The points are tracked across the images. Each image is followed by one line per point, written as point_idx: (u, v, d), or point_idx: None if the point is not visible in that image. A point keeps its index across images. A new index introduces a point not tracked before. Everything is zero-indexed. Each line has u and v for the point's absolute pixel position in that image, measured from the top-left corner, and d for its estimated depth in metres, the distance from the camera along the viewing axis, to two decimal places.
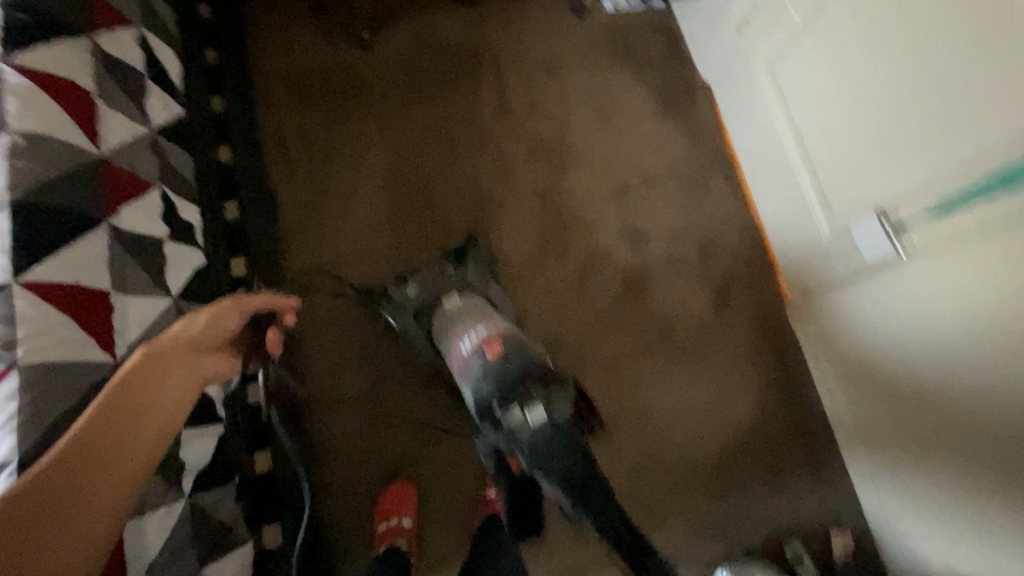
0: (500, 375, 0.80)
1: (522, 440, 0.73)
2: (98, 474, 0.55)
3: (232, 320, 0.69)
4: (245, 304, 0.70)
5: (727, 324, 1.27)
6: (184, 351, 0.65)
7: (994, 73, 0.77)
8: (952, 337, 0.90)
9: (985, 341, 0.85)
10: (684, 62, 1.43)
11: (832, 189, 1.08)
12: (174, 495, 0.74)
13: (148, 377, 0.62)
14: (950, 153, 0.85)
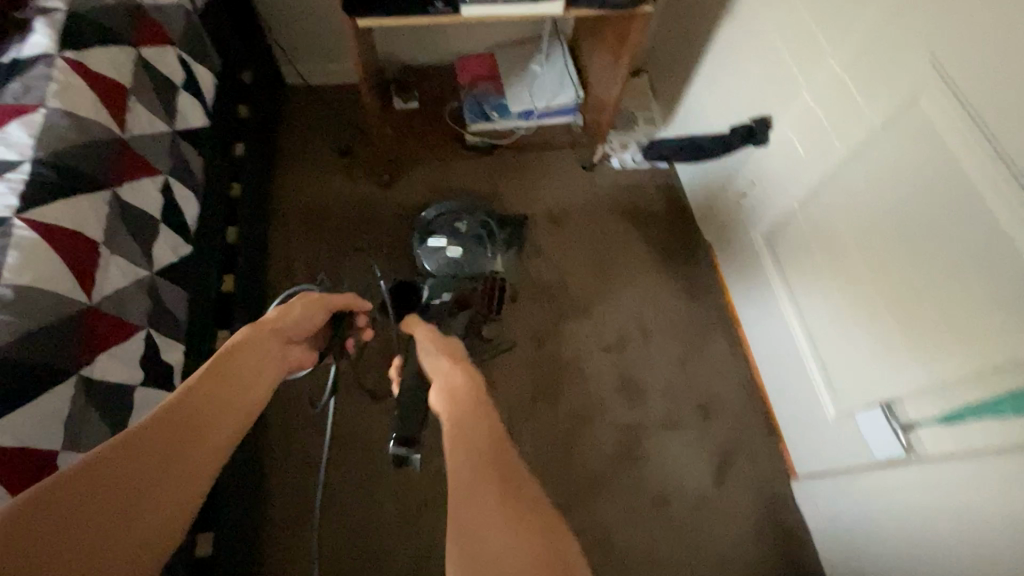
0: (454, 217, 1.34)
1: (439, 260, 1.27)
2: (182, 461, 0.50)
3: (320, 312, 0.75)
4: (329, 298, 0.76)
5: (726, 500, 1.17)
6: (273, 342, 0.68)
7: (986, 288, 0.76)
8: (968, 564, 0.81)
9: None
10: (688, 221, 1.48)
11: (834, 371, 1.05)
12: None
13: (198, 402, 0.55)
14: (947, 360, 0.82)
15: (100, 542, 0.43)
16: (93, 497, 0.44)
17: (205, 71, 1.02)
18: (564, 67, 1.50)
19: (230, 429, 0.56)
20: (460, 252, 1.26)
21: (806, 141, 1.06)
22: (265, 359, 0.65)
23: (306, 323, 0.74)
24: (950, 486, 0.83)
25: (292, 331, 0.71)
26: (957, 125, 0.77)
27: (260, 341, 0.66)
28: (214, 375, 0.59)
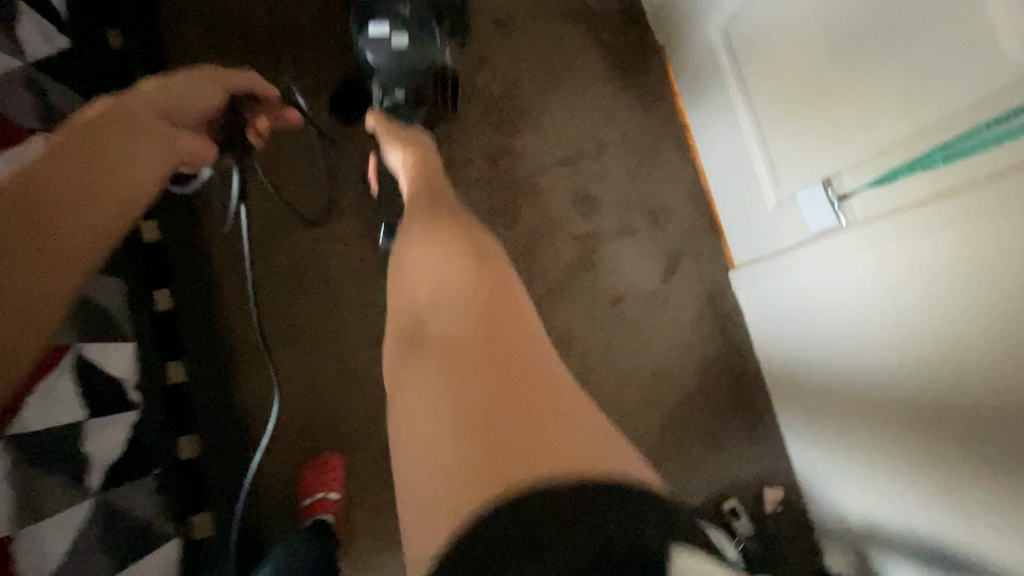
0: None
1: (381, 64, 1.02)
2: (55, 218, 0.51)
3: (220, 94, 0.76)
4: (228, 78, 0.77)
5: (674, 294, 1.28)
6: (148, 110, 0.65)
7: (942, 46, 0.77)
8: (881, 310, 0.93)
9: (914, 312, 0.88)
10: (640, 23, 1.38)
11: (781, 162, 1.09)
12: (82, 491, 0.66)
13: (78, 144, 0.55)
14: (894, 130, 0.87)
15: (3, 291, 0.46)
16: (15, 217, 0.48)
17: None
18: None
19: (83, 226, 0.53)
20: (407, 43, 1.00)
21: None
22: (148, 121, 0.64)
23: (193, 105, 0.72)
24: (871, 247, 0.92)
25: (178, 107, 0.70)
26: None
27: (153, 100, 0.67)
28: (127, 114, 0.62)
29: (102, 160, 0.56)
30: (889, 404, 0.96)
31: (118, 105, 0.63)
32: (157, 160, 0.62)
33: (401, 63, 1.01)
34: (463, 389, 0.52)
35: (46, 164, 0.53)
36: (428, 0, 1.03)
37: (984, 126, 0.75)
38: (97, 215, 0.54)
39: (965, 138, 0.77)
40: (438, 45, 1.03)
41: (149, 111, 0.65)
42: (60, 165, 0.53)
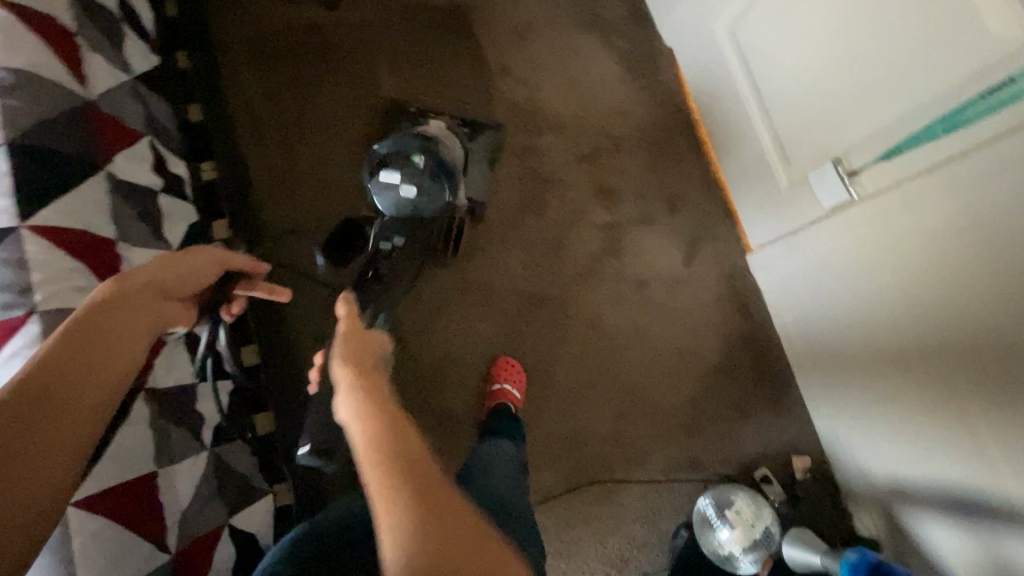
0: (408, 147, 1.07)
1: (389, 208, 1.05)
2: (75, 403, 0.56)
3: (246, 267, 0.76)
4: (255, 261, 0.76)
5: (694, 278, 1.36)
6: (185, 281, 0.70)
7: (930, 29, 0.87)
8: (900, 274, 1.01)
9: (932, 272, 0.96)
10: (649, 28, 1.49)
11: (790, 146, 1.18)
12: (200, 445, 0.78)
13: (105, 326, 0.61)
14: (892, 107, 0.96)
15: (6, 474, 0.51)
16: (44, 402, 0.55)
17: None
18: None
19: (100, 393, 0.58)
20: (415, 194, 1.04)
21: None
22: (175, 286, 0.69)
23: (195, 279, 0.71)
24: (887, 215, 1.00)
25: (175, 286, 0.68)
26: None
27: (180, 270, 0.69)
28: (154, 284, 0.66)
29: (124, 331, 0.62)
30: (912, 359, 1.03)
31: (124, 286, 0.64)
32: (148, 330, 0.64)
33: (408, 212, 1.04)
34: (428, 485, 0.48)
35: (53, 356, 0.57)
36: (440, 157, 1.07)
37: (984, 96, 0.83)
38: (86, 401, 0.57)
39: (968, 108, 0.85)
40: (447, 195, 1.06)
41: (149, 291, 0.66)
42: (106, 339, 0.60)
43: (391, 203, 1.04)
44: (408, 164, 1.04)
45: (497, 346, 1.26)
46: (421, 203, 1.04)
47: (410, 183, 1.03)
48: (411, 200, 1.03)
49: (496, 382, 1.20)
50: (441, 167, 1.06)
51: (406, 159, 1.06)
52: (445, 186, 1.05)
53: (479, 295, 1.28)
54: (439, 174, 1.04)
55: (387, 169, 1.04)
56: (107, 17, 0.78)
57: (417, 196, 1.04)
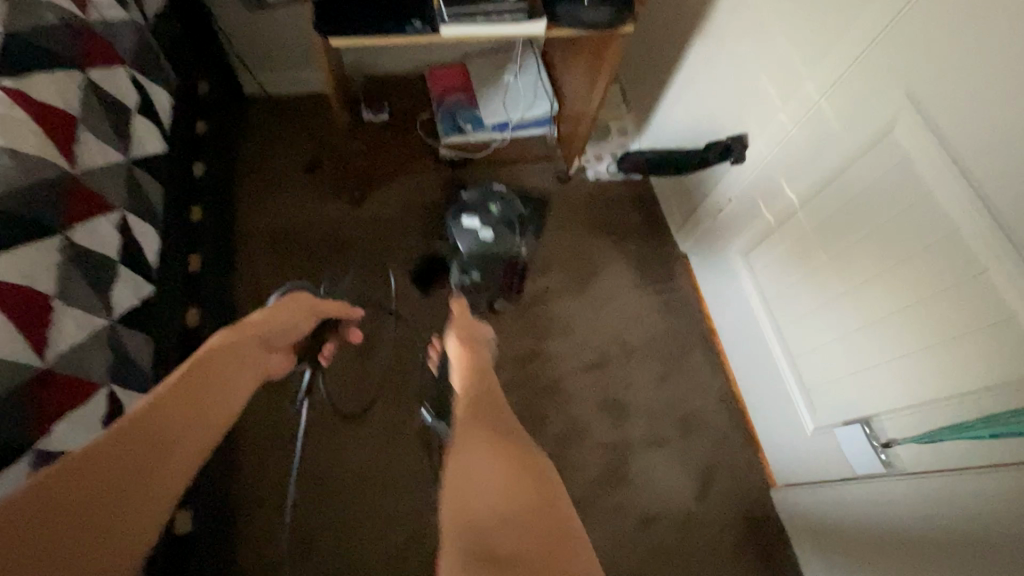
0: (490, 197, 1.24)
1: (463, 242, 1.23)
2: (158, 468, 0.63)
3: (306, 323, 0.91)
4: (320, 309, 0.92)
5: (711, 515, 1.19)
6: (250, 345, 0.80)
7: (964, 316, 0.79)
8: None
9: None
10: (664, 233, 1.50)
11: (815, 388, 1.07)
12: None
13: (178, 396, 0.68)
14: (927, 381, 0.86)
15: (123, 491, 0.59)
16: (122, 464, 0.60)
17: (161, 91, 0.94)
18: (536, 78, 1.50)
19: (174, 463, 0.64)
20: (489, 238, 1.20)
21: (784, 161, 1.07)
22: (244, 354, 0.79)
23: (287, 333, 0.88)
24: (937, 505, 0.85)
25: (234, 366, 0.77)
26: (932, 157, 0.80)
27: (238, 347, 0.79)
28: (221, 355, 0.76)
29: (202, 395, 0.71)
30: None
31: (235, 335, 0.79)
32: (246, 383, 0.78)
33: (481, 252, 1.21)
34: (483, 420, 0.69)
35: (173, 393, 0.68)
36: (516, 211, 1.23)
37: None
38: (197, 437, 0.68)
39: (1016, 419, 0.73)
40: (517, 241, 1.21)
41: (256, 341, 0.81)
42: (174, 403, 0.67)
43: (468, 241, 1.21)
44: (486, 212, 1.22)
45: None
46: (493, 244, 1.20)
47: (489, 228, 1.20)
48: (484, 241, 1.20)
49: None
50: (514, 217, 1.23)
51: (486, 208, 1.23)
52: (515, 235, 1.21)
53: None
54: (511, 224, 1.21)
55: (467, 214, 1.22)
56: (102, 267, 0.74)
57: (490, 237, 1.20)
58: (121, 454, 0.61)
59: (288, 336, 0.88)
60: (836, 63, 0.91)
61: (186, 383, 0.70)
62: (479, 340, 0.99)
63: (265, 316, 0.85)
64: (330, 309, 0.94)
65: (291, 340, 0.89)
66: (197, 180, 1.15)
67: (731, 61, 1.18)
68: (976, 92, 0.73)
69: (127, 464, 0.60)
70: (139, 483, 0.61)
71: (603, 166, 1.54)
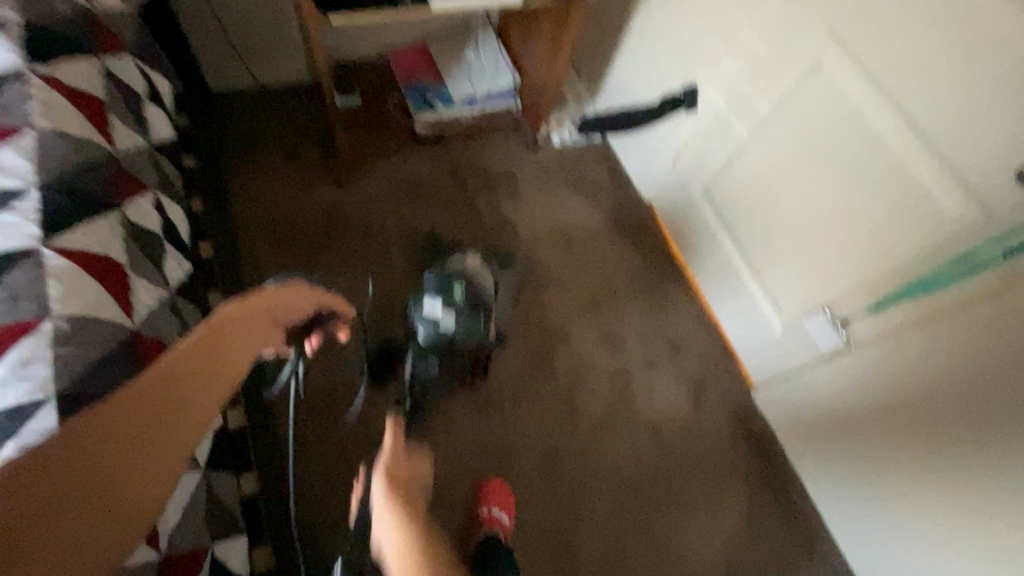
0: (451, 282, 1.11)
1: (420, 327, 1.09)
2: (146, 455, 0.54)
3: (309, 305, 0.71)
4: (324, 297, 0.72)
5: (707, 420, 1.36)
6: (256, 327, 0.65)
7: (892, 205, 0.99)
8: (917, 416, 1.04)
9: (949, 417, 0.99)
10: (629, 185, 1.65)
11: (779, 292, 1.26)
12: None
13: (185, 368, 0.59)
14: (869, 265, 1.05)
15: (120, 480, 0.52)
16: (112, 445, 0.52)
17: (162, 79, 0.96)
18: (496, 52, 1.59)
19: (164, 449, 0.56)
20: (452, 329, 1.06)
21: (731, 103, 1.25)
22: (255, 334, 0.65)
23: (291, 315, 0.69)
24: (895, 360, 1.05)
25: (234, 346, 0.63)
26: (854, 80, 0.99)
27: (245, 322, 0.63)
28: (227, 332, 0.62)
29: (209, 369, 0.60)
30: (958, 505, 1.01)
31: (244, 306, 0.63)
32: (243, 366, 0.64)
33: (441, 341, 1.07)
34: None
35: (174, 367, 0.58)
36: (478, 297, 1.12)
37: (957, 255, 0.92)
38: (181, 434, 0.57)
39: (946, 269, 0.94)
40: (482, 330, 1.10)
41: (259, 322, 0.65)
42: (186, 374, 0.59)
43: (429, 332, 1.07)
44: (450, 298, 1.08)
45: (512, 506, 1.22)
46: (460, 331, 1.07)
47: (450, 313, 1.06)
48: (447, 331, 1.06)
49: (485, 507, 1.16)
50: (477, 308, 1.10)
51: (447, 293, 1.09)
52: (479, 321, 1.09)
53: (495, 456, 1.26)
54: (476, 311, 1.08)
55: (426, 300, 1.07)
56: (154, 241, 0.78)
57: (454, 328, 1.06)
58: (109, 433, 0.52)
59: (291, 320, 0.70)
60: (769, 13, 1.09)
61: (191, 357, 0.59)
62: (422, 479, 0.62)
63: (270, 298, 0.66)
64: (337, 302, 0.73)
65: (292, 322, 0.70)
66: (190, 171, 1.17)
67: (675, 22, 1.34)
68: (884, 23, 0.92)
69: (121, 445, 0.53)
70: (128, 468, 0.53)
71: (566, 131, 1.67)
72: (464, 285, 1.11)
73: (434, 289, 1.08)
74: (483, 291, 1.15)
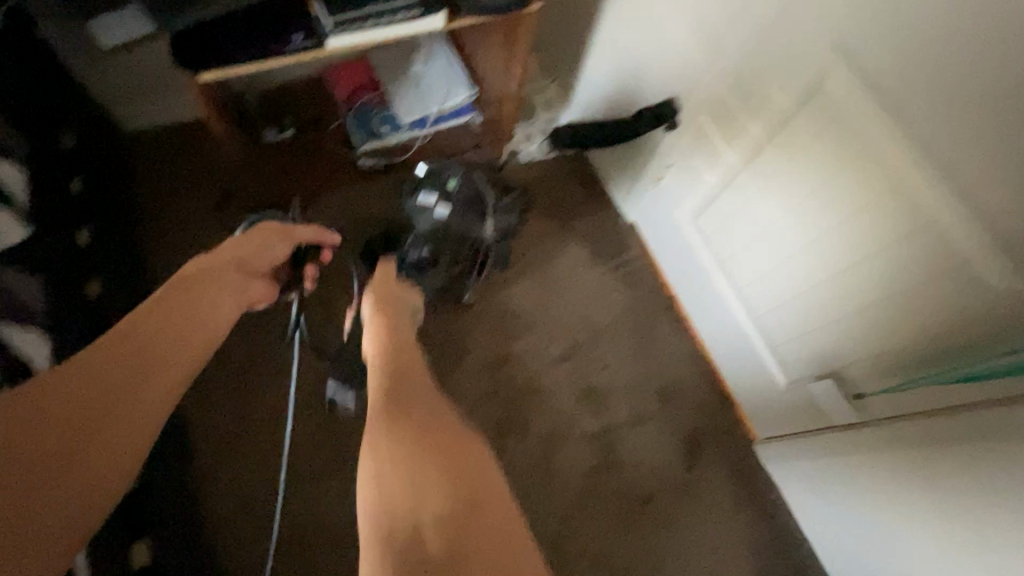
0: (446, 174, 1.21)
1: (421, 217, 1.21)
2: (119, 423, 0.66)
3: (284, 245, 0.94)
4: (296, 235, 0.95)
5: (703, 483, 1.20)
6: (213, 292, 0.83)
7: (920, 268, 0.79)
8: (939, 521, 0.86)
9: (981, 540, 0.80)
10: (610, 205, 1.44)
11: (782, 344, 1.07)
12: None
13: (139, 343, 0.71)
14: (893, 330, 0.86)
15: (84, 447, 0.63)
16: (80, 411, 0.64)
17: (6, 164, 0.80)
18: (450, 61, 1.37)
19: (136, 419, 0.68)
20: (449, 216, 1.20)
21: (720, 121, 1.03)
22: (204, 310, 0.80)
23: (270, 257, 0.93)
24: (919, 451, 0.86)
25: (189, 326, 0.77)
26: (869, 107, 0.78)
27: (188, 301, 0.79)
28: (172, 302, 0.77)
29: (165, 337, 0.74)
30: None
31: (214, 259, 0.86)
32: (227, 306, 0.84)
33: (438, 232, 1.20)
34: (405, 390, 0.68)
35: (120, 348, 0.70)
36: (477, 189, 1.22)
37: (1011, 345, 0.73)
38: (155, 394, 0.71)
39: (995, 360, 0.74)
40: (477, 223, 1.22)
41: (237, 267, 0.87)
42: (146, 342, 0.72)
43: (426, 219, 1.20)
44: (444, 190, 1.21)
45: None
46: (457, 218, 1.21)
47: (445, 205, 1.19)
48: (444, 217, 1.20)
49: None
50: (475, 199, 1.22)
51: (445, 185, 1.21)
52: (477, 217, 1.23)
53: None
54: (474, 206, 1.22)
55: (423, 191, 1.20)
56: None
57: (450, 215, 1.20)
58: (88, 393, 0.66)
59: (268, 266, 0.92)
60: (761, 16, 0.87)
61: (137, 340, 0.71)
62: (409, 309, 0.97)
63: (239, 243, 0.89)
64: (304, 234, 0.97)
65: (270, 266, 0.92)
66: (84, 252, 1.01)
67: (649, 20, 1.10)
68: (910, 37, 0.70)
69: (89, 412, 0.65)
70: (98, 434, 0.64)
71: (535, 146, 1.46)
72: (462, 177, 1.20)
73: (429, 179, 1.20)
74: (483, 184, 1.24)
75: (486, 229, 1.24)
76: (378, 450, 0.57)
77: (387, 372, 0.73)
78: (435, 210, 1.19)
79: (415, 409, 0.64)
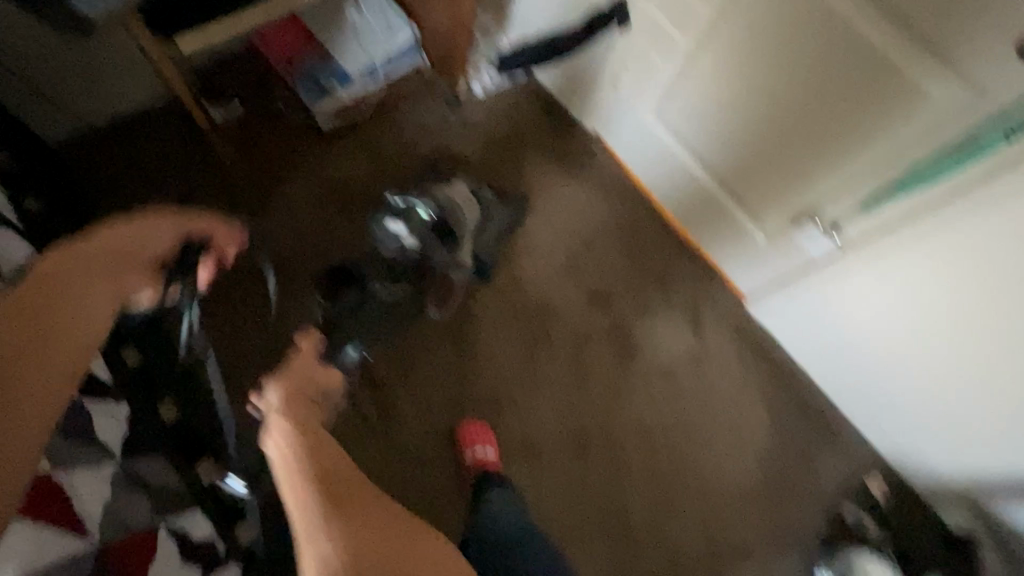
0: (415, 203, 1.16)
1: (388, 242, 1.16)
2: None
3: (171, 237, 0.80)
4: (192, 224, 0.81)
5: (711, 349, 1.35)
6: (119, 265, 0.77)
7: (877, 105, 0.91)
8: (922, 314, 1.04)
9: (955, 308, 0.99)
10: (571, 122, 1.49)
11: (759, 207, 1.20)
12: None
13: None
14: (859, 163, 0.99)
15: None
16: None
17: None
18: (383, 2, 1.29)
19: None
20: (413, 242, 1.14)
21: (669, 11, 1.10)
22: None
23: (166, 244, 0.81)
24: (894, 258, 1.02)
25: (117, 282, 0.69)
26: None
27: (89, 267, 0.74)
28: None
29: None
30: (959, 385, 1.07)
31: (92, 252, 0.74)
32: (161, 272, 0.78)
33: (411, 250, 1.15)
34: (326, 483, 0.72)
35: None
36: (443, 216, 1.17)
37: (966, 142, 0.85)
38: None
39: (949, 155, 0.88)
40: (445, 250, 1.17)
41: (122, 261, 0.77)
42: None
43: (393, 246, 1.16)
44: (411, 218, 1.15)
45: (538, 495, 1.23)
46: (420, 244, 1.15)
47: (410, 236, 1.14)
48: (409, 245, 1.14)
49: (467, 449, 1.21)
50: (442, 224, 1.16)
51: (412, 217, 1.15)
52: (442, 242, 1.16)
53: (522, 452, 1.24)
54: (441, 232, 1.16)
55: (389, 219, 1.15)
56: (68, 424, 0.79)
57: (416, 241, 1.14)
58: None
59: (158, 252, 0.80)
60: None
61: None
62: (315, 395, 0.88)
63: (130, 230, 0.77)
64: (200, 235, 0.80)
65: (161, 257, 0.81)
66: None
67: None
68: None
69: None
70: None
71: (485, 75, 1.46)
72: (431, 211, 1.15)
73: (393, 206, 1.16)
74: (457, 208, 1.18)
75: (447, 260, 1.17)
76: (325, 544, 0.66)
77: (308, 458, 0.73)
78: (400, 234, 1.14)
79: (339, 500, 0.71)
